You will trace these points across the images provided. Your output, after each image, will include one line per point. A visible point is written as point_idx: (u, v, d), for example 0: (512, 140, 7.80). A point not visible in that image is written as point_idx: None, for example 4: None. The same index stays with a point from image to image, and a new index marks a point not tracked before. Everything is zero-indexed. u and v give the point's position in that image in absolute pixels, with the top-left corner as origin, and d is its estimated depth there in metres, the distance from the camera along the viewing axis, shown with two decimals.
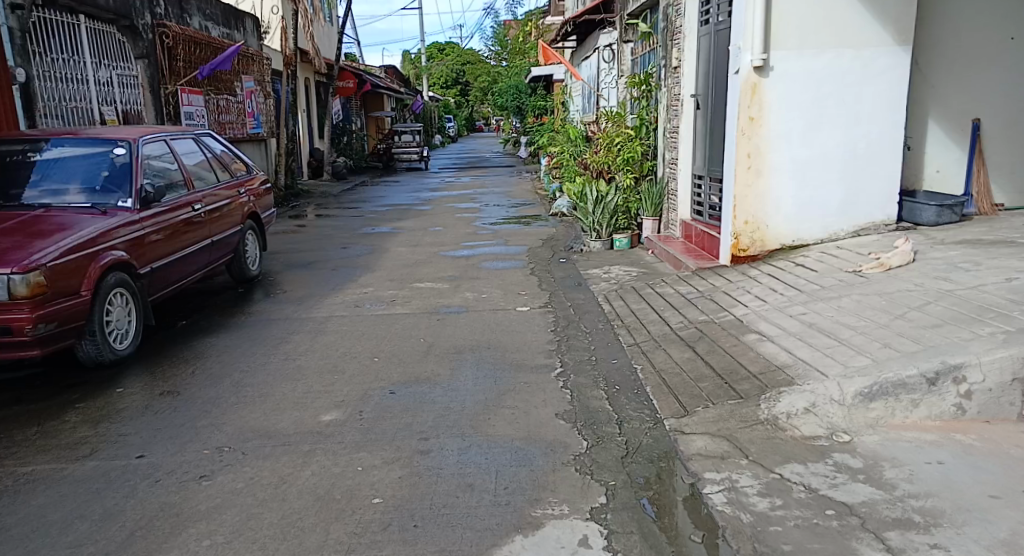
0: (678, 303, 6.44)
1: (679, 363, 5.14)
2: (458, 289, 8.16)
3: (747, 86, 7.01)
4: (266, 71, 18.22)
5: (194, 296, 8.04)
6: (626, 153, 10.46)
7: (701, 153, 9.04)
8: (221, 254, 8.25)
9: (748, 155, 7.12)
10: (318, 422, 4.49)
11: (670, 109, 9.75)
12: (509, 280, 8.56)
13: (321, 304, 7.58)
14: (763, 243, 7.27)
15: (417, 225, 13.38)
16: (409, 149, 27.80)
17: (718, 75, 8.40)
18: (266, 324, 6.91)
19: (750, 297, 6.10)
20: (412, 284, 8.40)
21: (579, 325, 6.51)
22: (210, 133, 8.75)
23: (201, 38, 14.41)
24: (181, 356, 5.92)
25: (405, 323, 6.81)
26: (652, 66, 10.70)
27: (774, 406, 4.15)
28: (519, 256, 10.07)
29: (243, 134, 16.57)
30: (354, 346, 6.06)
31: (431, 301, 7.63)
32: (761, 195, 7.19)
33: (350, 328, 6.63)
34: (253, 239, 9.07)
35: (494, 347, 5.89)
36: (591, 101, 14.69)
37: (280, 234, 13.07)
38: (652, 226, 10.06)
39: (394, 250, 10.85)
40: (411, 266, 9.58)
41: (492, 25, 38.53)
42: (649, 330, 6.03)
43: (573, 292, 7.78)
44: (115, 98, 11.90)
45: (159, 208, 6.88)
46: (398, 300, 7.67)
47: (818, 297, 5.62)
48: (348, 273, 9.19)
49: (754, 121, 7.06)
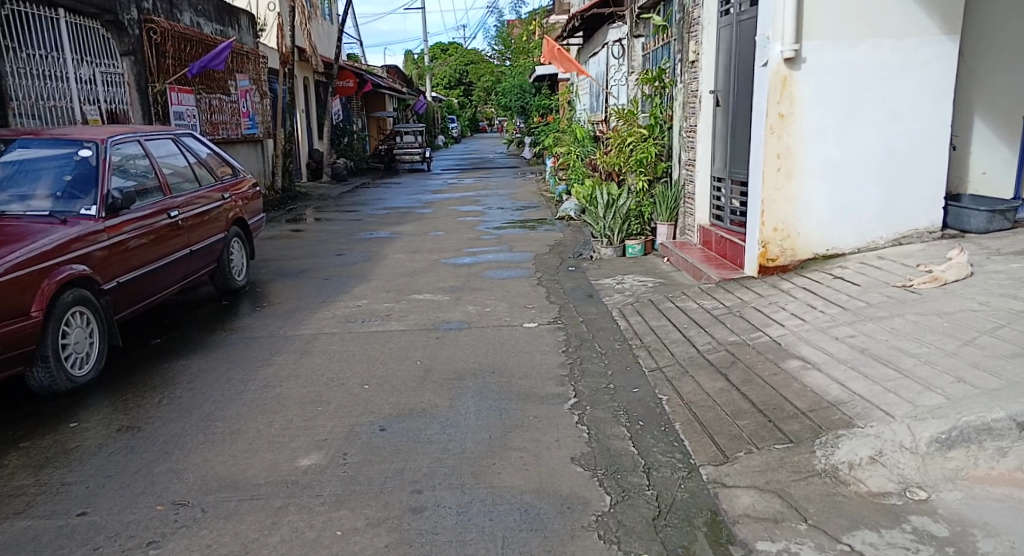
0: (704, 321, 5.79)
1: (712, 394, 4.49)
2: (459, 301, 7.52)
3: (777, 79, 6.36)
4: (262, 69, 17.58)
5: (173, 310, 7.41)
6: (639, 154, 9.76)
7: (720, 154, 8.43)
8: (204, 264, 7.62)
9: (777, 155, 6.46)
10: (294, 468, 3.86)
11: (686, 106, 9.09)
12: (514, 291, 7.92)
13: (310, 319, 6.95)
14: (794, 252, 6.62)
15: (417, 230, 12.76)
16: (411, 150, 27.18)
17: (742, 69, 7.75)
18: (248, 342, 6.28)
19: (784, 314, 5.45)
20: (410, 296, 7.76)
21: (593, 345, 5.86)
22: (192, 134, 8.11)
23: (192, 35, 13.79)
24: (148, 382, 5.29)
25: (400, 342, 6.17)
26: (666, 61, 10.04)
27: (833, 454, 3.51)
28: (525, 264, 9.43)
29: (238, 135, 15.97)
30: (342, 370, 5.43)
31: (429, 316, 6.99)
32: (792, 200, 6.54)
33: (339, 348, 6.00)
34: (240, 247, 8.42)
35: (499, 371, 5.25)
36: (599, 98, 14.05)
37: (273, 239, 12.44)
38: (667, 231, 9.41)
39: (392, 257, 10.22)
40: (409, 275, 8.94)
41: (496, 25, 37.95)
42: (672, 352, 5.37)
43: (584, 305, 7.13)
44: (98, 96, 11.29)
45: (130, 215, 6.23)
46: (393, 315, 7.03)
47: (866, 317, 4.97)
48: (341, 283, 8.55)
49: (784, 119, 6.41)
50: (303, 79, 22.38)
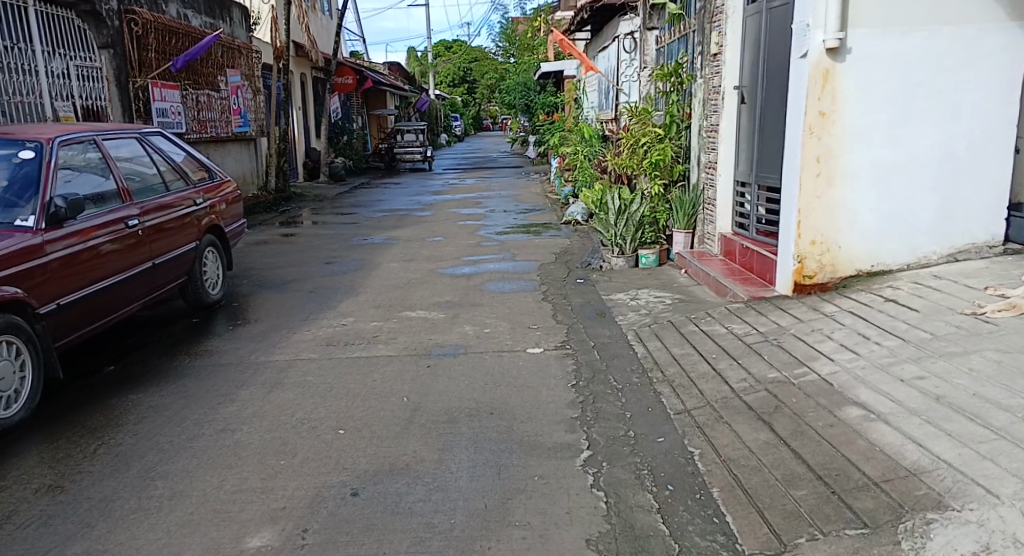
0: (735, 351, 5.01)
1: (755, 450, 3.72)
2: (455, 320, 6.75)
3: (818, 72, 5.70)
4: (255, 64, 16.80)
5: (138, 329, 6.66)
6: (654, 155, 8.94)
7: (745, 156, 7.69)
8: (174, 277, 6.85)
9: (817, 158, 5.80)
10: (240, 552, 3.11)
11: (706, 102, 8.30)
12: (517, 307, 7.14)
13: (288, 340, 6.19)
14: (834, 267, 5.94)
15: (415, 235, 11.99)
16: (412, 149, 26.45)
17: (772, 61, 7.02)
18: (213, 370, 5.51)
19: (832, 346, 4.68)
20: (402, 314, 6.99)
21: (608, 377, 5.07)
22: (161, 132, 7.34)
23: (178, 27, 13.04)
24: (88, 423, 4.53)
25: (387, 370, 5.39)
26: (683, 54, 9.25)
27: (925, 549, 2.79)
28: (528, 275, 8.66)
29: (229, 133, 15.21)
30: (315, 408, 4.66)
31: (421, 338, 6.21)
32: (832, 209, 5.87)
33: (315, 377, 5.23)
34: (216, 256, 7.64)
35: (498, 412, 4.47)
36: (609, 95, 13.29)
37: (260, 245, 11.68)
38: (684, 240, 8.63)
39: (386, 265, 9.46)
40: (402, 287, 8.17)
41: (500, 22, 37.22)
42: (700, 390, 4.59)
43: (596, 325, 6.35)
44: (73, 91, 10.55)
45: (78, 223, 5.45)
46: (381, 337, 6.26)
47: (934, 355, 4.21)
48: (327, 297, 7.81)
49: (825, 117, 5.75)
50: (300, 75, 21.63)
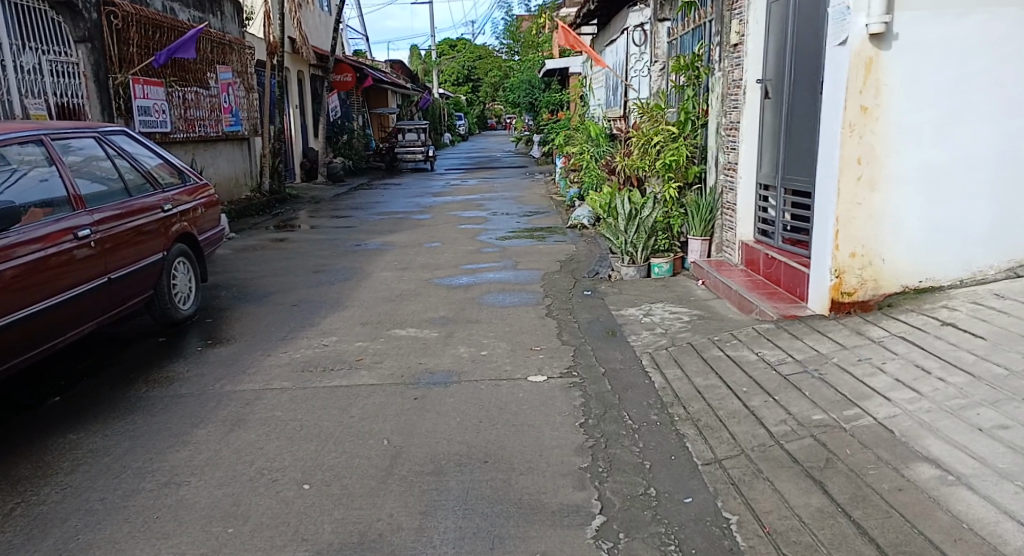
0: (771, 386, 4.31)
1: (808, 521, 3.05)
2: (448, 340, 6.07)
3: (859, 61, 5.02)
4: (249, 61, 16.14)
5: (102, 351, 6.03)
6: (667, 156, 8.20)
7: (769, 157, 7.01)
8: (136, 292, 6.16)
9: (857, 159, 5.13)
10: None
11: (725, 98, 7.60)
12: (518, 325, 6.46)
13: (260, 365, 5.51)
14: (876, 283, 5.27)
15: (411, 240, 11.32)
16: (414, 148, 25.74)
17: (801, 51, 6.33)
18: (170, 402, 4.84)
19: (886, 383, 3.99)
20: (390, 332, 6.30)
21: (622, 413, 4.38)
22: (124, 131, 6.70)
23: (163, 21, 12.41)
24: (11, 473, 3.87)
25: (370, 403, 4.71)
26: (700, 46, 8.53)
27: None
28: (531, 286, 7.98)
29: (219, 133, 14.55)
30: (278, 453, 3.98)
31: (409, 362, 5.53)
32: (875, 217, 5.20)
33: (284, 413, 4.56)
34: (189, 266, 6.98)
35: (493, 461, 3.78)
36: (616, 92, 12.59)
37: (247, 251, 11.01)
38: (701, 248, 7.94)
39: (378, 275, 8.79)
40: (393, 300, 7.49)
41: (505, 20, 36.61)
42: (733, 434, 3.89)
43: (606, 347, 5.66)
44: (45, 88, 9.92)
45: (12, 237, 4.85)
46: (365, 361, 5.57)
47: (1015, 397, 3.53)
48: (311, 311, 7.15)
49: (868, 112, 5.08)
50: (296, 73, 20.97)
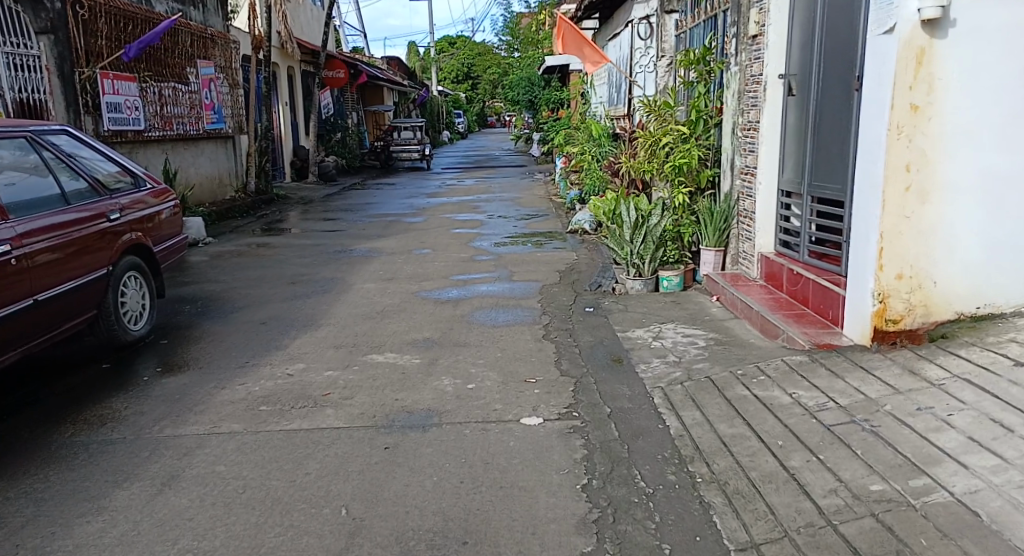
0: (812, 440, 3.57)
1: None
2: (430, 369, 5.31)
3: (910, 52, 4.27)
4: (234, 55, 15.38)
5: (42, 380, 5.32)
6: (677, 158, 7.43)
7: (793, 160, 6.27)
8: (74, 314, 5.40)
9: (907, 166, 4.39)
10: None
11: (741, 95, 6.85)
12: (512, 349, 5.71)
13: (210, 402, 4.77)
14: (926, 308, 4.53)
15: (400, 246, 10.58)
16: (409, 147, 24.91)
17: (833, 42, 5.58)
18: (96, 451, 4.10)
19: (957, 443, 3.26)
20: (365, 359, 5.55)
21: (633, 471, 3.64)
22: (65, 131, 5.97)
23: (136, 12, 11.67)
24: None
25: (332, 454, 3.95)
26: (713, 37, 7.75)
27: None
28: (526, 301, 7.22)
29: (200, 130, 13.80)
30: (211, 528, 3.25)
31: (383, 397, 4.77)
32: (926, 233, 4.47)
33: (227, 469, 3.82)
34: (142, 280, 6.23)
35: (474, 544, 3.06)
36: (619, 88, 11.83)
37: (222, 258, 10.25)
38: (714, 259, 7.19)
39: (360, 287, 8.03)
40: (374, 318, 6.74)
41: (504, 16, 35.90)
42: (771, 507, 3.15)
43: (611, 380, 4.90)
44: (4, 83, 9.20)
45: None
46: (333, 396, 4.81)
47: None
48: (282, 330, 6.41)
49: (918, 111, 4.33)
50: (286, 69, 20.22)
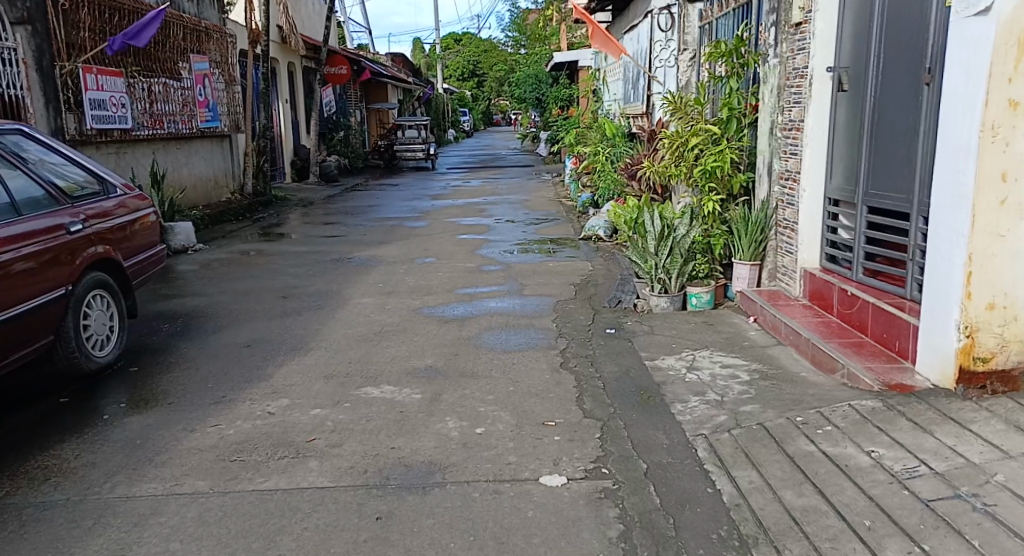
0: (911, 523, 2.89)
1: None
2: (433, 407, 4.59)
3: (1010, 38, 3.55)
4: (231, 50, 14.66)
5: None
6: (708, 161, 6.70)
7: (843, 164, 5.54)
8: (28, 342, 4.71)
9: (1002, 175, 3.67)
10: None
11: (781, 92, 6.12)
12: (526, 381, 4.99)
13: (175, 450, 4.07)
14: (1019, 343, 3.84)
15: (401, 254, 9.88)
16: (413, 146, 24.17)
17: (897, 29, 4.85)
18: (28, 521, 3.41)
19: None
20: (358, 393, 4.85)
21: None
22: (20, 130, 5.30)
23: (122, 3, 10.99)
24: None
25: (313, 528, 3.25)
26: (746, 29, 7.01)
27: None
28: (539, 320, 6.51)
29: (193, 129, 13.10)
30: None
31: (376, 444, 4.05)
32: (1022, 255, 3.76)
33: (184, 548, 3.14)
34: (110, 299, 5.53)
35: None
36: (636, 84, 11.11)
37: (211, 267, 9.55)
38: (749, 275, 6.48)
39: (357, 302, 7.33)
40: (371, 340, 6.05)
41: (511, 13, 35.20)
42: None
43: (644, 424, 4.18)
44: None
45: None
46: (319, 443, 4.10)
47: None
48: (268, 355, 5.72)
49: (1019, 108, 3.61)
50: (287, 65, 19.50)
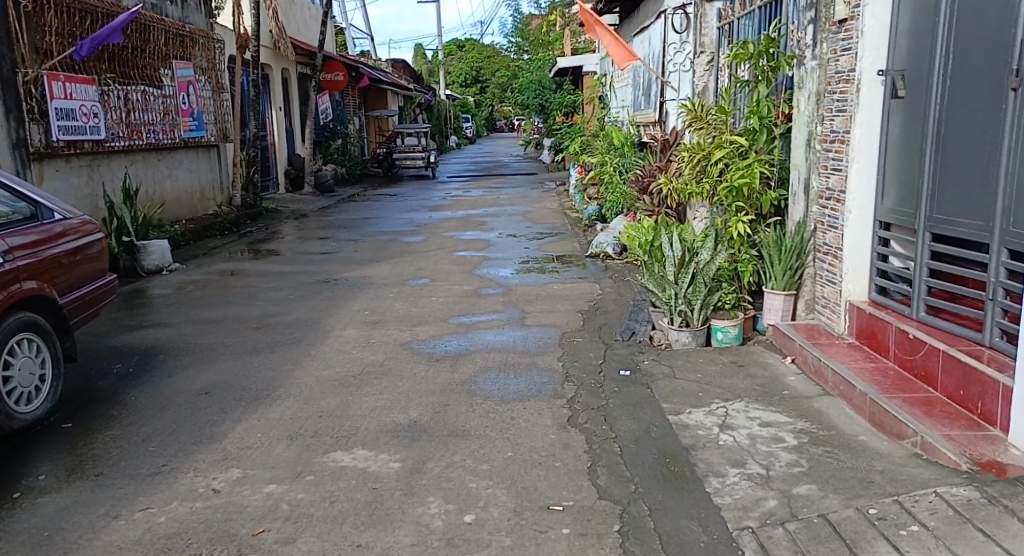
0: None
1: None
2: (413, 481, 3.76)
3: None
4: (218, 56, 13.83)
5: None
6: (735, 177, 5.89)
7: (898, 182, 4.72)
8: None
9: None
10: None
11: (821, 99, 5.31)
12: (528, 444, 4.16)
13: (88, 546, 3.27)
14: None
15: (393, 275, 9.07)
16: (413, 154, 23.30)
17: (971, 23, 4.05)
18: None
19: None
20: (325, 460, 4.03)
21: None
22: None
23: (95, 4, 10.22)
24: None
25: None
26: (777, 27, 6.18)
27: None
28: (543, 359, 5.68)
29: (176, 139, 12.32)
30: None
31: (339, 540, 3.24)
32: None
33: None
34: (42, 342, 4.74)
35: None
36: (647, 89, 10.26)
37: (184, 290, 8.75)
38: (783, 306, 5.66)
39: (339, 334, 6.52)
40: (348, 385, 5.23)
41: (515, 18, 34.50)
42: None
43: (673, 511, 3.36)
44: None
45: None
46: (269, 537, 3.29)
47: None
48: (228, 405, 4.91)
49: None
50: (279, 71, 18.68)
